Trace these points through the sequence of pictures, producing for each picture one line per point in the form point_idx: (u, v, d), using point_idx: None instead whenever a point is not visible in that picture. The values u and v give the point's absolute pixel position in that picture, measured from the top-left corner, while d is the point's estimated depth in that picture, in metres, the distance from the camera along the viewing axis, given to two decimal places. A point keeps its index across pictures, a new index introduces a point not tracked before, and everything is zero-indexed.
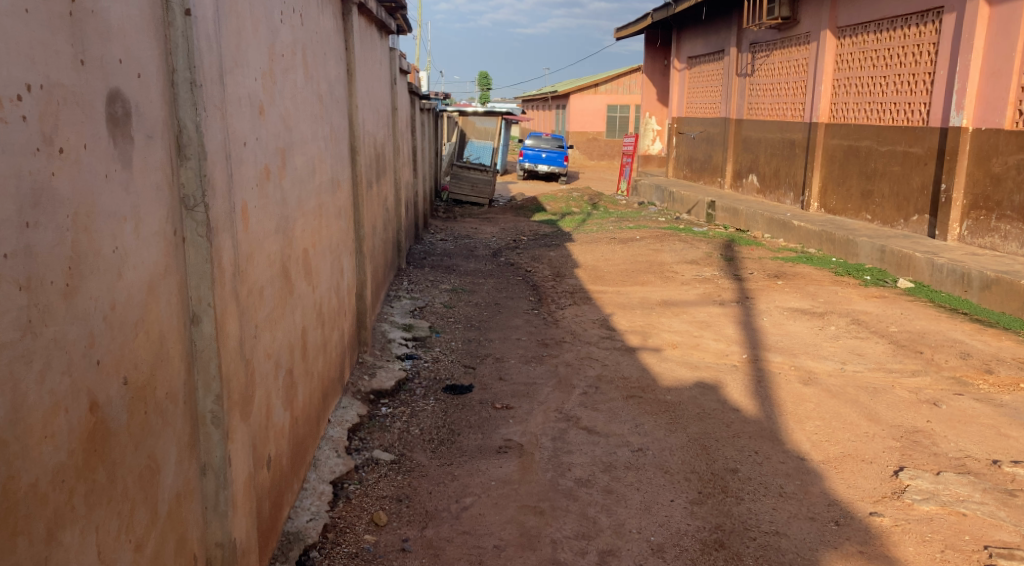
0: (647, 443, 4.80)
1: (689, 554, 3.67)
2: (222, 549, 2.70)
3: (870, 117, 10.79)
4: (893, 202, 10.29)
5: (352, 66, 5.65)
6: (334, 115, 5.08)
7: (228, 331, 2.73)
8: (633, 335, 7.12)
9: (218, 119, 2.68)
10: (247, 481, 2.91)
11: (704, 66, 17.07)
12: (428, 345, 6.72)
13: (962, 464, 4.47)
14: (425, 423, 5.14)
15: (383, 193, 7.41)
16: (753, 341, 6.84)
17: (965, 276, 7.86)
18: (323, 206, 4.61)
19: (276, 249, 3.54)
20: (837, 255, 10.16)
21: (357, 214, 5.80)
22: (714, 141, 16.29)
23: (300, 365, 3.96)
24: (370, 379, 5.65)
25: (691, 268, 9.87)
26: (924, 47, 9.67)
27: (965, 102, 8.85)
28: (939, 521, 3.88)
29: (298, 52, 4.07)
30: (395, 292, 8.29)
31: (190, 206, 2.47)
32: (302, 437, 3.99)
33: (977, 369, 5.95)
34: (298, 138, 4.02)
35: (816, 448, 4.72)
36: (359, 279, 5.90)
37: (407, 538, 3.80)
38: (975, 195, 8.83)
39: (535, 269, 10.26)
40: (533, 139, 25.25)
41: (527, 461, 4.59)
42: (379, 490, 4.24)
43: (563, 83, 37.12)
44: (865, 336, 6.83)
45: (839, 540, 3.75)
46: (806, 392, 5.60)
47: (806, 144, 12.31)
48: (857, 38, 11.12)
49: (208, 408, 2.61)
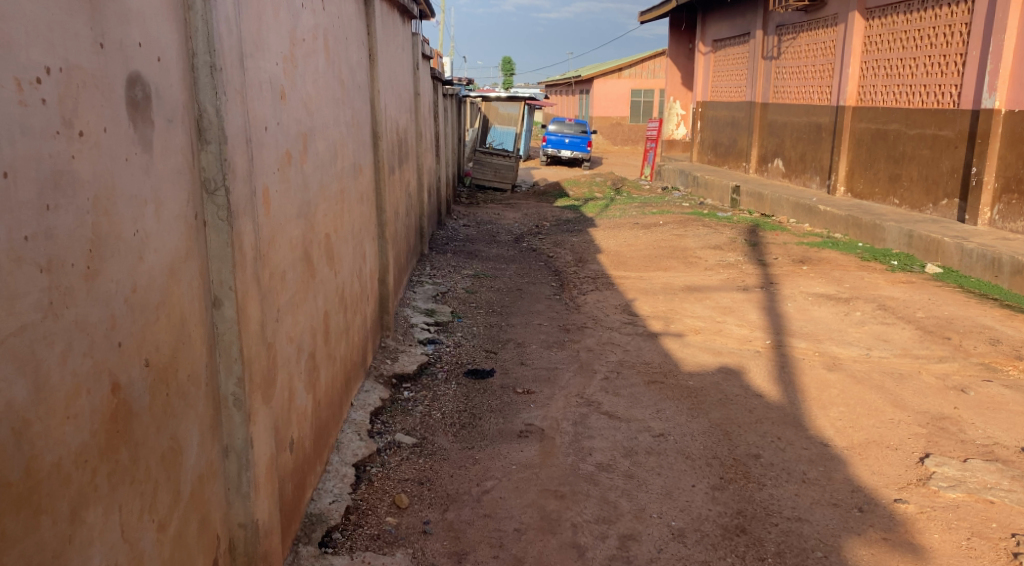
0: (669, 429, 4.78)
1: (710, 539, 3.66)
2: (245, 530, 2.73)
3: (899, 99, 10.64)
4: (922, 186, 10.14)
5: (374, 51, 5.64)
6: (356, 99, 5.08)
7: (250, 314, 2.74)
8: (655, 321, 7.09)
9: (239, 102, 2.68)
10: (269, 463, 2.93)
11: (730, 49, 16.90)
12: (449, 330, 6.73)
13: (990, 451, 4.41)
14: (446, 407, 5.16)
15: (405, 179, 7.41)
16: (776, 327, 6.78)
17: (996, 261, 7.74)
18: (345, 191, 4.62)
19: (298, 233, 3.56)
20: (864, 240, 10.03)
21: (379, 199, 5.81)
22: (739, 125, 16.11)
23: (322, 349, 3.98)
24: (392, 362, 5.68)
25: (715, 253, 9.78)
26: (956, 28, 9.48)
27: (998, 83, 8.69)
28: (966, 509, 3.83)
29: (320, 37, 4.07)
30: (417, 277, 8.31)
31: (210, 189, 2.48)
32: (324, 420, 4.01)
33: (1006, 355, 5.86)
34: (319, 123, 4.02)
35: (840, 435, 4.68)
36: (381, 264, 5.91)
37: (429, 521, 3.82)
38: (1007, 178, 8.68)
39: (558, 254, 10.22)
40: (557, 124, 25.04)
41: (548, 446, 4.59)
42: (400, 473, 4.26)
43: (586, 67, 36.88)
44: (892, 321, 6.75)
45: (862, 527, 3.72)
46: (830, 379, 5.55)
47: (833, 128, 12.14)
48: (886, 19, 10.95)
49: (230, 390, 2.62)
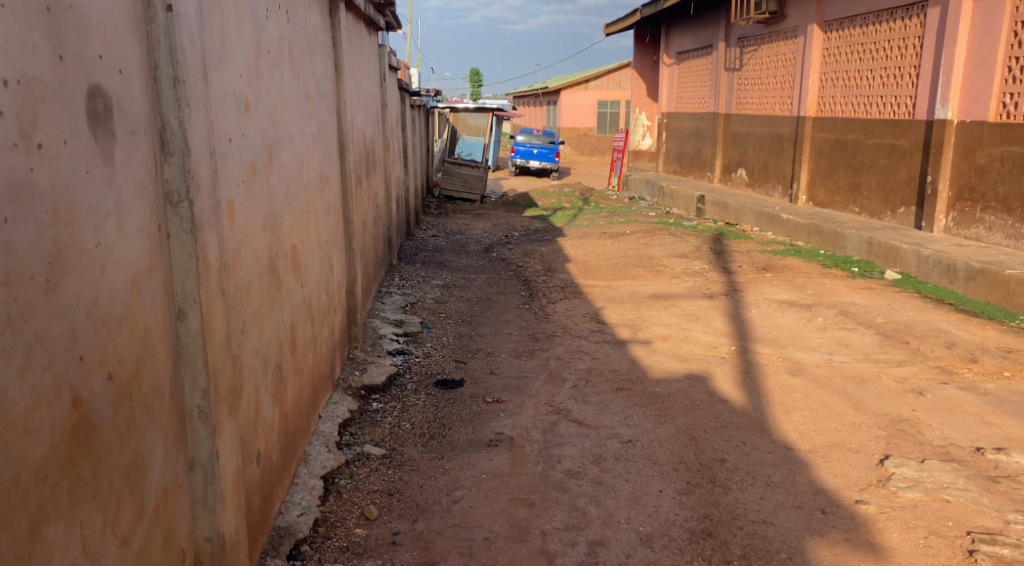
0: (637, 435, 4.83)
1: (677, 543, 3.70)
2: (211, 544, 2.71)
3: (857, 110, 10.86)
4: (880, 194, 10.33)
5: (340, 63, 5.66)
6: (322, 111, 5.09)
7: (215, 327, 2.74)
8: (624, 329, 7.15)
9: (203, 116, 2.69)
10: (235, 476, 2.91)
11: (693, 61, 17.12)
12: (419, 340, 6.73)
13: (946, 452, 4.51)
14: (416, 417, 5.16)
15: (373, 189, 7.42)
16: (741, 333, 6.87)
17: (951, 267, 7.91)
18: (311, 203, 4.63)
19: (264, 245, 3.55)
20: (825, 247, 10.20)
21: (346, 210, 5.81)
22: (703, 135, 16.31)
23: (289, 361, 3.98)
24: (360, 374, 5.66)
25: (681, 262, 9.89)
26: (909, 41, 9.73)
27: (950, 95, 8.90)
28: (924, 508, 3.92)
29: (285, 49, 4.08)
30: (386, 287, 8.30)
31: (174, 201, 2.48)
32: (292, 432, 4.00)
33: (962, 358, 6.00)
34: (285, 135, 4.02)
35: (803, 438, 4.75)
36: (349, 276, 5.89)
37: (398, 532, 3.82)
38: (961, 186, 8.88)
39: (526, 264, 10.26)
40: (525, 135, 25.17)
41: (518, 454, 4.61)
42: (369, 484, 4.26)
43: (553, 79, 37.15)
44: (853, 327, 6.87)
45: (825, 528, 3.79)
46: (793, 383, 5.64)
47: (794, 138, 12.34)
48: (843, 32, 11.19)
49: (195, 403, 2.61)
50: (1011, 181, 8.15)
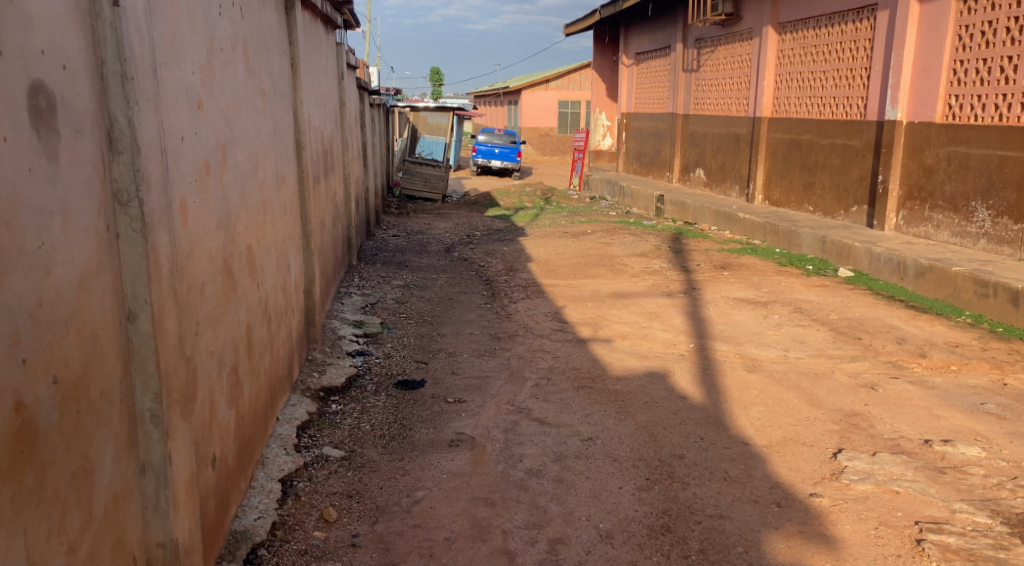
0: (597, 433, 4.86)
1: (637, 539, 3.73)
2: (164, 549, 2.66)
3: (811, 110, 11.04)
4: (833, 193, 10.50)
5: (296, 61, 5.61)
6: (278, 110, 5.04)
7: (167, 329, 2.70)
8: (585, 327, 7.19)
9: (153, 114, 2.65)
10: (189, 479, 2.87)
11: (652, 62, 17.26)
12: (379, 341, 6.69)
13: (896, 444, 4.60)
14: (375, 419, 5.14)
15: (332, 189, 7.36)
16: (699, 331, 6.95)
17: (902, 264, 8.07)
18: (267, 202, 4.58)
19: (218, 245, 3.51)
20: (781, 246, 10.34)
21: (303, 209, 5.76)
22: (662, 135, 16.45)
23: (245, 363, 3.93)
24: (319, 376, 5.61)
25: (640, 261, 9.96)
26: (861, 43, 9.92)
27: (900, 96, 9.08)
28: (875, 500, 3.99)
29: (239, 46, 4.03)
30: (346, 288, 8.24)
31: (123, 201, 2.44)
32: (248, 435, 3.96)
33: (912, 353, 6.13)
34: (239, 134, 3.98)
35: (759, 433, 4.82)
36: (307, 276, 5.84)
37: (357, 534, 3.80)
38: (910, 186, 9.06)
39: (488, 264, 10.26)
40: (486, 135, 25.16)
41: (478, 453, 4.61)
42: (328, 487, 4.23)
43: (514, 79, 37.20)
44: (807, 323, 6.98)
45: (780, 521, 3.84)
46: (750, 379, 5.71)
47: (751, 138, 12.50)
48: (797, 34, 11.37)
49: (146, 406, 2.57)
50: (958, 180, 8.34)
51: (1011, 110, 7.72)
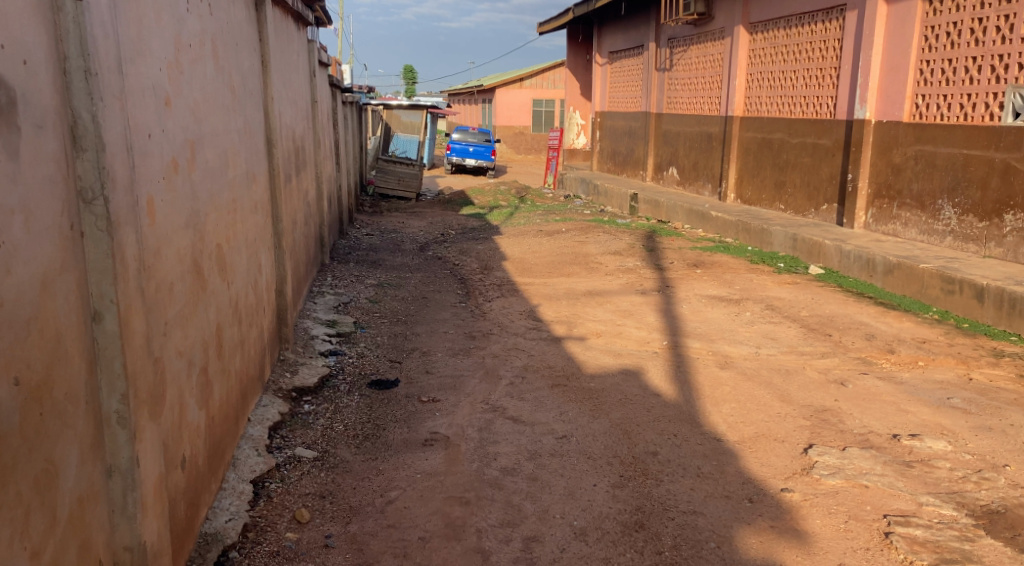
0: (571, 431, 4.86)
1: (611, 536, 3.74)
2: (131, 553, 2.63)
3: (782, 110, 11.13)
4: (804, 192, 10.60)
5: (266, 58, 5.56)
6: (248, 107, 4.99)
7: (134, 329, 2.66)
8: (559, 325, 7.19)
9: (119, 110, 2.61)
10: (157, 481, 2.83)
11: (625, 61, 17.32)
12: (352, 341, 6.65)
13: (865, 439, 4.65)
14: (349, 419, 5.11)
15: (303, 188, 7.30)
16: (672, 328, 6.98)
17: (871, 261, 8.16)
18: (237, 200, 4.53)
19: (186, 244, 3.46)
20: (753, 244, 10.42)
21: (274, 208, 5.71)
22: (635, 134, 16.51)
23: (214, 363, 3.89)
24: (291, 376, 5.57)
25: (615, 259, 9.99)
26: (830, 43, 10.02)
27: (868, 96, 9.18)
28: (845, 494, 4.04)
29: (207, 43, 3.98)
30: (319, 287, 8.19)
31: (88, 198, 2.41)
32: (218, 436, 3.92)
33: (880, 349, 6.20)
34: (208, 131, 3.93)
35: (731, 430, 4.85)
36: (279, 276, 5.79)
37: (330, 534, 3.78)
38: (879, 184, 9.17)
39: (462, 262, 10.24)
40: (461, 133, 25.13)
41: (453, 453, 4.60)
42: (301, 487, 4.20)
43: (488, 77, 37.19)
44: (778, 320, 7.04)
45: (752, 516, 3.87)
46: (723, 376, 5.75)
47: (723, 137, 12.59)
48: (768, 33, 11.46)
49: (113, 408, 2.54)
50: (924, 179, 8.45)
51: (975, 109, 7.84)
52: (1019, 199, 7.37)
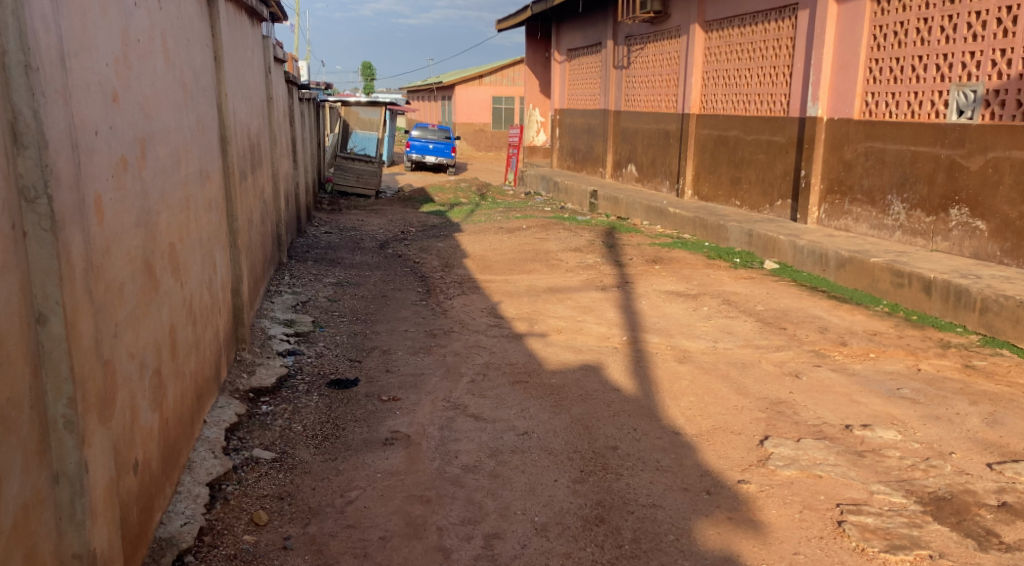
0: (533, 427, 4.87)
1: (571, 531, 3.75)
2: (80, 560, 2.57)
3: (737, 107, 11.27)
4: (759, 188, 10.73)
5: (220, 53, 5.47)
6: (200, 104, 4.91)
7: (82, 331, 2.60)
8: (520, 323, 7.19)
9: (62, 106, 2.55)
10: (108, 486, 2.77)
11: (583, 58, 17.38)
12: (310, 340, 6.59)
13: (819, 430, 4.73)
14: (307, 419, 5.06)
15: (259, 186, 7.20)
16: (632, 324, 7.03)
17: (824, 256, 8.29)
18: (190, 198, 4.46)
19: (137, 244, 3.40)
20: (710, 239, 10.53)
21: (229, 206, 5.63)
22: (594, 132, 16.59)
23: (168, 365, 3.83)
24: (248, 377, 5.50)
25: (575, 255, 10.03)
26: (783, 41, 10.16)
27: (820, 93, 9.31)
28: (799, 484, 4.10)
29: (157, 38, 3.91)
30: (276, 286, 8.10)
31: (30, 198, 2.36)
32: (173, 438, 3.85)
33: (833, 342, 6.30)
34: (159, 128, 3.86)
35: (689, 423, 4.89)
36: (235, 275, 5.71)
37: (289, 536, 3.74)
38: (831, 180, 9.31)
39: (423, 260, 10.19)
40: (420, 130, 25.02)
41: (413, 452, 4.58)
42: (258, 489, 4.15)
43: (447, 74, 37.05)
44: (735, 314, 7.13)
45: (710, 508, 3.91)
46: (681, 370, 5.81)
47: (680, 134, 12.70)
48: (723, 32, 11.59)
49: (60, 412, 2.48)
50: (875, 175, 8.60)
51: (922, 106, 8.00)
52: (965, 193, 7.53)
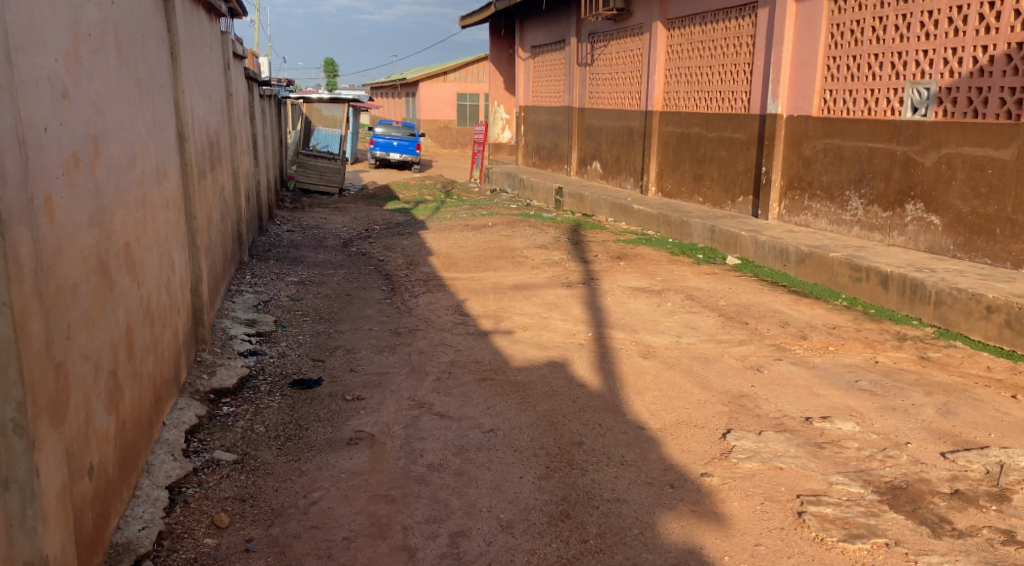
0: (498, 424, 4.86)
1: (537, 527, 3.75)
2: None
3: (700, 104, 11.35)
4: (721, 184, 10.81)
5: (176, 49, 5.38)
6: (156, 100, 4.82)
7: (31, 332, 2.55)
8: (486, 320, 7.17)
9: (7, 103, 2.48)
10: (60, 491, 2.71)
11: (547, 55, 17.39)
12: (273, 340, 6.52)
13: (780, 423, 4.77)
14: (270, 420, 5.00)
15: (218, 184, 7.10)
16: (597, 320, 7.04)
17: (784, 251, 8.38)
18: (146, 196, 4.38)
19: (91, 243, 3.33)
20: (673, 236, 10.60)
21: (187, 204, 5.53)
22: (559, 129, 16.61)
23: (125, 367, 3.75)
24: (209, 378, 5.41)
25: (541, 252, 10.02)
26: (743, 39, 10.26)
27: (780, 90, 9.41)
28: (761, 476, 4.13)
29: (109, 33, 3.83)
30: (237, 286, 7.99)
31: None
32: (131, 441, 3.79)
33: (794, 336, 6.37)
34: (113, 125, 3.79)
35: (654, 417, 4.92)
36: (194, 275, 5.62)
37: (251, 538, 3.69)
38: (791, 176, 9.42)
39: (388, 258, 10.12)
40: (384, 127, 24.85)
41: (378, 451, 4.54)
42: (219, 491, 4.09)
43: (411, 71, 36.85)
44: (698, 310, 7.17)
45: (674, 502, 3.93)
46: (645, 365, 5.83)
47: (643, 131, 12.76)
48: (685, 29, 11.67)
49: (8, 416, 2.42)
50: (833, 171, 8.71)
51: (879, 103, 8.12)
52: (919, 189, 7.66)
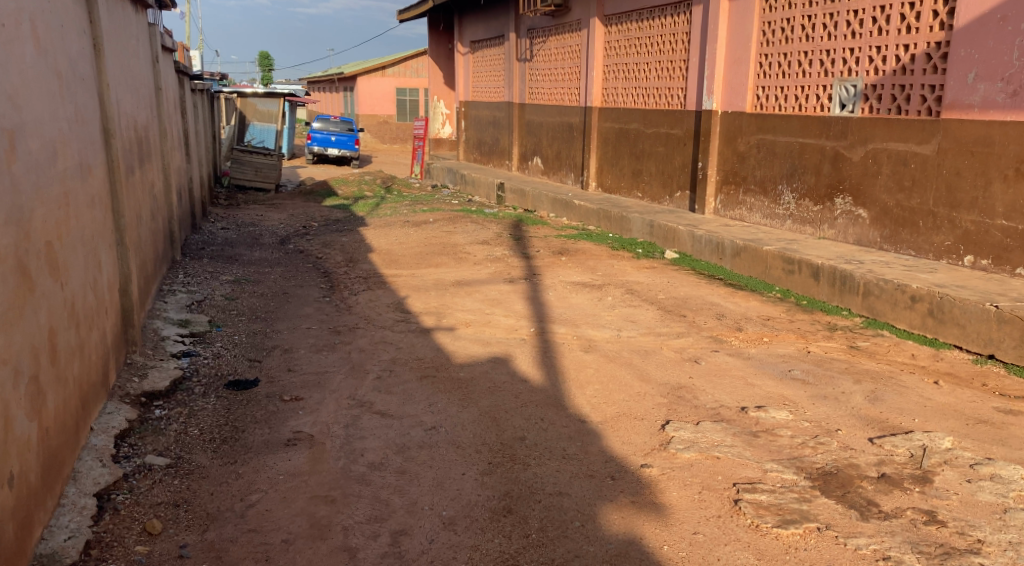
0: (440, 421, 4.82)
1: (479, 523, 3.73)
2: None
3: (638, 100, 11.45)
4: (659, 179, 10.93)
5: (99, 41, 5.20)
6: (78, 93, 4.65)
7: None
8: (427, 317, 7.12)
9: None
10: None
11: (486, 51, 17.35)
12: (207, 341, 6.37)
13: (717, 413, 4.84)
14: (204, 422, 4.88)
15: (147, 180, 6.89)
16: (539, 315, 7.05)
17: (720, 245, 8.49)
18: (69, 193, 4.23)
19: (8, 241, 3.20)
20: (613, 231, 10.67)
21: (114, 201, 5.37)
22: (500, 124, 16.60)
23: (48, 371, 3.62)
24: (140, 380, 5.25)
25: (482, 248, 10.00)
26: (678, 36, 10.39)
27: (715, 87, 9.55)
28: (698, 466, 4.18)
29: (26, 23, 3.68)
30: (169, 285, 7.77)
31: None
32: (55, 448, 3.65)
33: (730, 328, 6.47)
34: (31, 119, 3.64)
35: (595, 410, 4.94)
36: (123, 275, 5.46)
37: (185, 544, 3.60)
38: (726, 171, 9.56)
39: (326, 256, 9.98)
40: (322, 123, 24.50)
41: (317, 451, 4.47)
42: (151, 497, 3.98)
43: (349, 65, 36.43)
44: (638, 303, 7.24)
45: (614, 494, 3.95)
46: (587, 359, 5.86)
47: (583, 127, 12.83)
48: (622, 26, 11.76)
49: None
50: (766, 166, 8.87)
51: (809, 100, 8.30)
52: (848, 183, 7.84)
